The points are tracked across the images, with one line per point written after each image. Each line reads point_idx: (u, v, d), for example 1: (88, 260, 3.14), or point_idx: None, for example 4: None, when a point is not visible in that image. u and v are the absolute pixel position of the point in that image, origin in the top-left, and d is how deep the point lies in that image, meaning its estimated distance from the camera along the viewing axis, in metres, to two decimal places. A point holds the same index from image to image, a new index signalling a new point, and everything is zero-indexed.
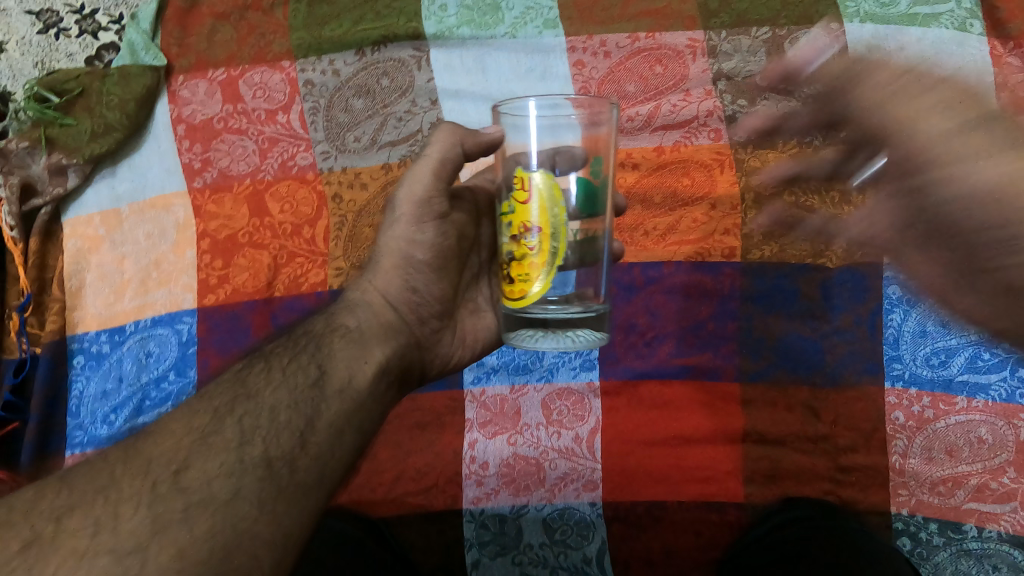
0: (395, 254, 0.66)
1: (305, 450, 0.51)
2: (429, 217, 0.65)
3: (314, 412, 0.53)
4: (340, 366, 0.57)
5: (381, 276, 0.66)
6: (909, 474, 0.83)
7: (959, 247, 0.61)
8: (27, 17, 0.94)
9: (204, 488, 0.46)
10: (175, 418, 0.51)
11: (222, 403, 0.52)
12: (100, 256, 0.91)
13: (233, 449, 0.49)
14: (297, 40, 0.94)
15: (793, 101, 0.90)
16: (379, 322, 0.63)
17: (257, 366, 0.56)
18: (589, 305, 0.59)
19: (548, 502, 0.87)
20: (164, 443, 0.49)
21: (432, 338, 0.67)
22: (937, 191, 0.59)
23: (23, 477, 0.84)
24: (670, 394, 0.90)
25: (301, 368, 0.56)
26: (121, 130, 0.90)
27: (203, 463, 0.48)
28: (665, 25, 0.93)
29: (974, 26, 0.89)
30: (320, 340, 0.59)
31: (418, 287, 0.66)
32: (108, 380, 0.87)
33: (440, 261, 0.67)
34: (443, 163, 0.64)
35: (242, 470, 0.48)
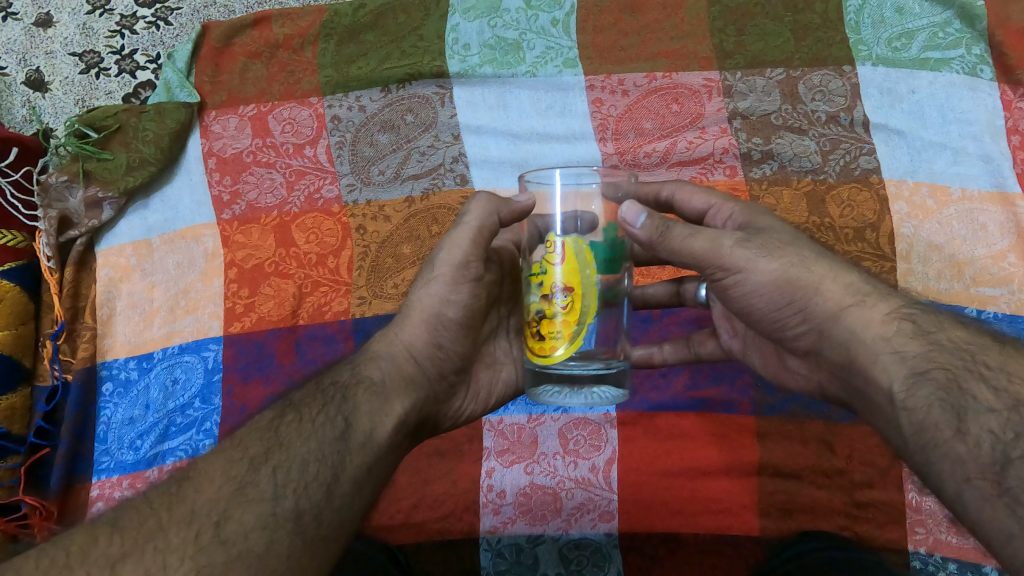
0: (425, 310, 0.67)
1: (331, 500, 0.53)
2: (466, 279, 0.67)
3: (339, 466, 0.54)
4: (364, 417, 0.58)
5: (407, 329, 0.67)
6: (925, 512, 0.84)
7: (775, 336, 0.66)
8: (71, 59, 1.01)
9: (242, 541, 0.48)
10: (213, 464, 0.52)
11: (256, 451, 0.54)
12: (131, 284, 0.94)
13: (267, 501, 0.50)
14: (326, 77, 0.98)
15: (806, 140, 0.92)
16: (402, 375, 0.63)
17: (289, 416, 0.57)
18: (611, 360, 0.60)
19: (564, 532, 0.87)
20: (204, 492, 0.50)
21: (448, 393, 0.69)
22: (732, 294, 0.64)
23: (52, 502, 0.85)
24: (685, 425, 0.91)
25: (329, 420, 0.57)
26: (155, 164, 0.94)
27: (240, 515, 0.49)
28: (681, 65, 0.96)
29: (985, 71, 0.92)
30: (346, 391, 0.60)
31: (443, 342, 0.67)
32: (135, 406, 0.88)
33: (469, 320, 0.68)
34: (481, 231, 0.66)
35: (274, 523, 0.50)
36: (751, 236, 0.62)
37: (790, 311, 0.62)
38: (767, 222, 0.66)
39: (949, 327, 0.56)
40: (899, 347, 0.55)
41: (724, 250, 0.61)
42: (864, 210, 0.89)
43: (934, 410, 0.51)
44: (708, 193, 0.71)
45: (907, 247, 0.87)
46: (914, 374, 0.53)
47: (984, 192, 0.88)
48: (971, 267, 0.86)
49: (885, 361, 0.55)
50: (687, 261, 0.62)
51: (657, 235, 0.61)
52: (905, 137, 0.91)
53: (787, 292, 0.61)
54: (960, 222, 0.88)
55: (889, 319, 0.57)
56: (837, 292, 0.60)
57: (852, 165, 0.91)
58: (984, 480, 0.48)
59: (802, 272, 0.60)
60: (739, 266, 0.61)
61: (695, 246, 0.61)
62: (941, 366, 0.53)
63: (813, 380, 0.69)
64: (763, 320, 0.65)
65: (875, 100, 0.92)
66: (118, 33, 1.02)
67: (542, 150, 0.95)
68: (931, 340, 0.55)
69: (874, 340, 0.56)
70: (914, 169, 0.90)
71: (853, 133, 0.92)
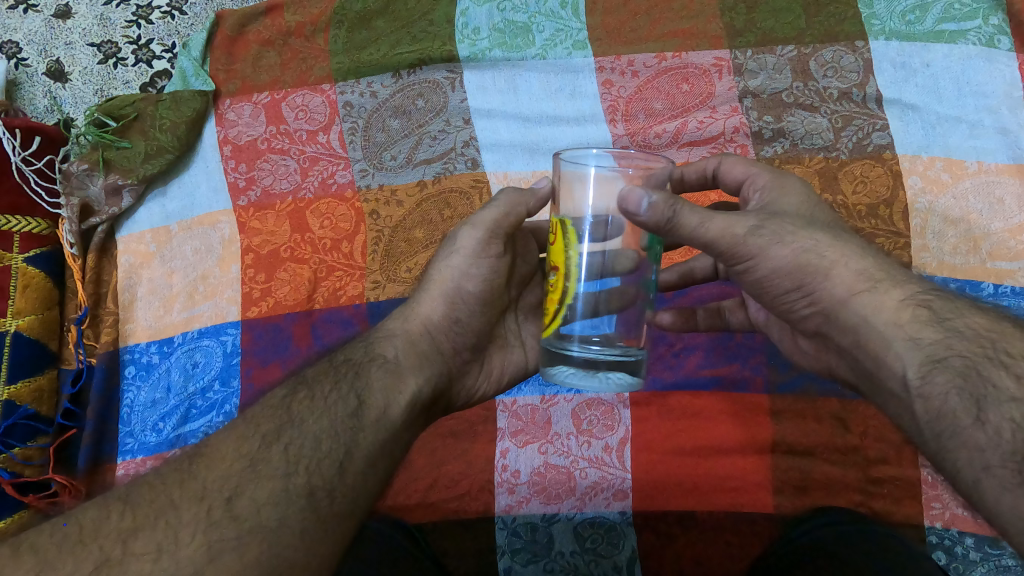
0: (444, 285, 0.68)
1: (343, 478, 0.53)
2: (488, 254, 0.68)
3: (352, 443, 0.55)
4: (377, 394, 0.59)
5: (425, 305, 0.68)
6: (941, 487, 0.84)
7: (783, 317, 0.66)
8: (90, 49, 1.03)
9: (255, 516, 0.49)
10: (225, 441, 0.54)
11: (269, 428, 0.55)
12: (151, 270, 0.96)
13: (279, 478, 0.51)
14: (337, 63, 0.99)
15: (818, 118, 0.92)
16: (416, 351, 0.64)
17: (301, 393, 0.58)
18: (628, 348, 0.60)
19: (579, 510, 0.88)
20: (215, 469, 0.51)
21: (461, 371, 0.69)
22: (744, 279, 0.63)
23: (80, 482, 0.87)
24: (698, 404, 0.91)
25: (341, 397, 0.58)
26: (173, 152, 0.96)
27: (252, 491, 0.50)
28: (691, 45, 0.96)
29: (1003, 41, 0.91)
30: (359, 369, 0.61)
31: (460, 319, 0.68)
32: (157, 389, 0.91)
33: (487, 297, 0.69)
34: (506, 215, 0.68)
35: (286, 499, 0.50)
36: (764, 225, 0.60)
37: (799, 295, 0.61)
38: (784, 206, 0.65)
39: (965, 312, 0.56)
40: (914, 334, 0.55)
41: (736, 238, 0.60)
42: (878, 186, 0.88)
43: (952, 398, 0.52)
44: (748, 164, 0.71)
45: (922, 223, 0.87)
46: (930, 361, 0.53)
47: (1001, 165, 0.87)
48: (987, 241, 0.85)
49: (900, 349, 0.55)
50: (697, 245, 0.61)
51: (666, 217, 0.57)
52: (920, 111, 0.90)
53: (797, 277, 0.60)
54: (977, 196, 0.87)
55: (903, 305, 0.56)
56: (848, 277, 0.59)
57: (865, 141, 0.90)
58: (1006, 469, 0.48)
59: (815, 257, 0.59)
60: (750, 253, 0.60)
61: (705, 234, 0.59)
62: (958, 354, 0.53)
63: (822, 361, 0.70)
64: (772, 301, 0.65)
65: (889, 75, 0.92)
66: (134, 23, 1.04)
67: (552, 133, 0.95)
68: (947, 327, 0.54)
69: (887, 327, 0.56)
70: (929, 144, 0.89)
71: (866, 109, 0.91)
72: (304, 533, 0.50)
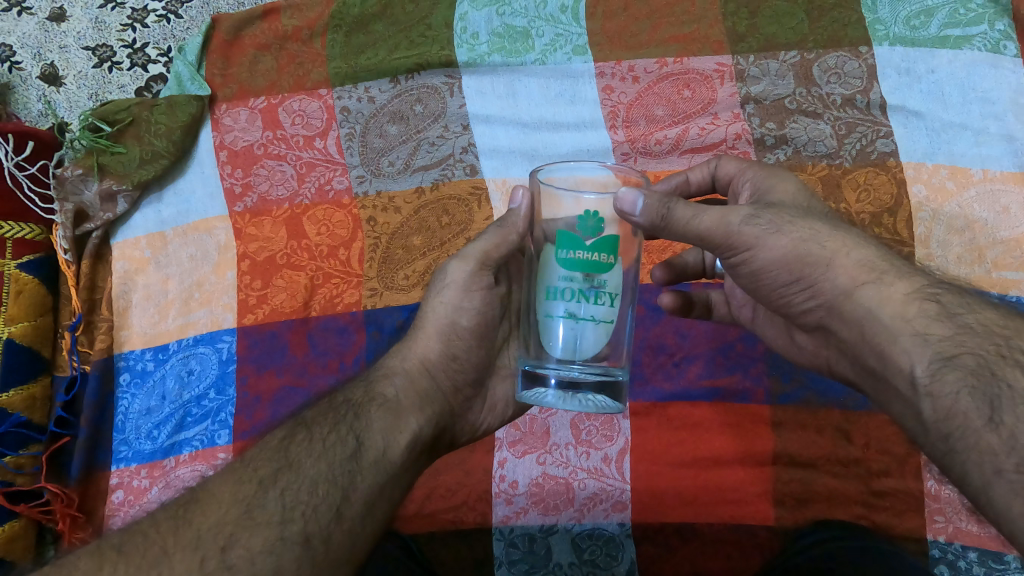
0: (439, 320, 0.67)
1: (340, 522, 0.53)
2: (477, 286, 0.67)
3: (349, 486, 0.54)
4: (377, 436, 0.58)
5: (421, 342, 0.67)
6: (944, 500, 0.83)
7: (781, 310, 0.66)
8: (84, 53, 1.02)
9: (248, 566, 0.49)
10: (222, 485, 0.53)
11: (266, 472, 0.54)
12: (146, 276, 0.95)
13: (274, 525, 0.51)
14: (335, 68, 0.98)
15: (821, 124, 0.90)
16: (416, 390, 0.63)
17: (299, 435, 0.57)
18: (608, 368, 0.58)
19: (577, 522, 0.87)
20: (211, 514, 0.51)
21: (464, 406, 0.68)
22: (741, 271, 0.63)
23: (73, 490, 0.86)
24: (698, 415, 0.90)
25: (339, 439, 0.57)
26: (168, 157, 0.95)
27: (247, 539, 0.50)
28: (692, 50, 0.95)
29: (1008, 47, 0.89)
30: (359, 409, 0.59)
31: (458, 354, 0.67)
32: (152, 397, 0.89)
33: (483, 329, 0.68)
34: (495, 245, 0.66)
35: (282, 547, 0.50)
36: (759, 213, 0.61)
37: (798, 287, 0.61)
38: (780, 197, 0.65)
39: (976, 308, 0.55)
40: (923, 330, 0.54)
41: (731, 229, 0.60)
42: (882, 193, 0.87)
43: (963, 398, 0.51)
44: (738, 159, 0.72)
45: (926, 232, 0.85)
46: (940, 359, 0.52)
47: (1006, 172, 0.86)
48: (992, 251, 0.84)
49: (906, 343, 0.54)
50: (692, 240, 0.61)
51: (661, 214, 0.58)
52: (924, 118, 0.89)
53: (796, 268, 0.60)
54: (982, 204, 0.86)
55: (911, 299, 0.55)
56: (850, 269, 0.58)
57: (869, 148, 0.89)
58: (1017, 473, 0.47)
59: (813, 247, 0.59)
60: (746, 243, 0.60)
61: (701, 226, 0.59)
62: (969, 351, 0.52)
63: (820, 357, 0.69)
64: (769, 295, 0.64)
65: (893, 81, 0.90)
66: (129, 27, 1.03)
67: (552, 139, 0.94)
68: (958, 322, 0.54)
69: (892, 321, 0.55)
70: (933, 151, 0.88)
71: (870, 116, 0.90)
72: (300, 559, 0.50)
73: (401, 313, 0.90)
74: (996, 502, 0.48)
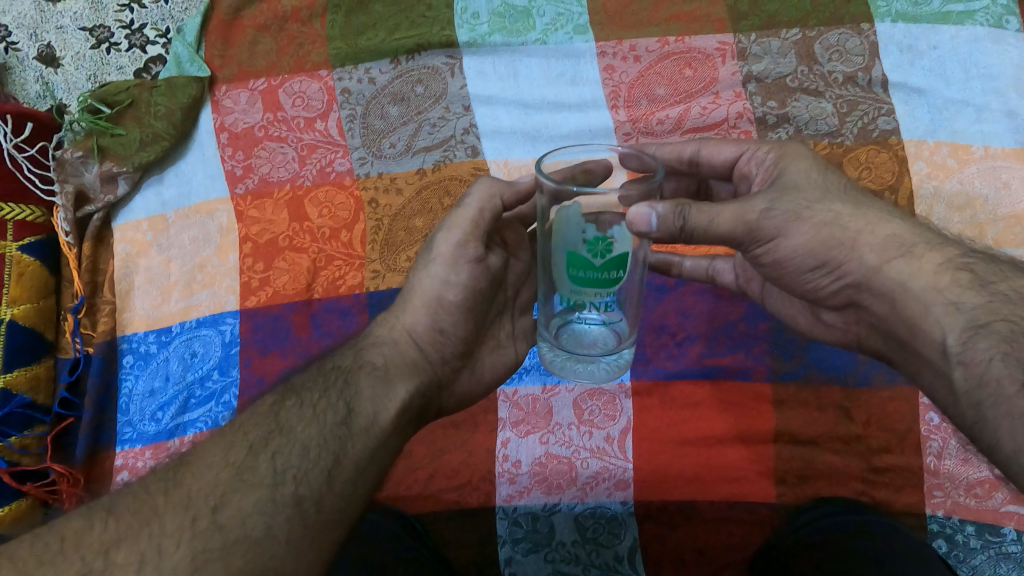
0: (426, 293, 0.67)
1: (332, 486, 0.53)
2: (465, 258, 0.67)
3: (341, 451, 0.55)
4: (366, 404, 0.58)
5: (408, 313, 0.67)
6: (944, 475, 0.83)
7: (809, 297, 0.68)
8: (81, 33, 1.01)
9: (240, 527, 0.49)
10: (213, 450, 0.53)
11: (256, 437, 0.54)
12: (148, 259, 0.95)
13: (266, 487, 0.51)
14: (335, 49, 0.98)
15: (823, 103, 0.90)
16: (404, 360, 0.64)
17: (289, 401, 0.58)
18: (620, 332, 0.65)
19: (580, 501, 0.88)
20: (202, 477, 0.51)
21: (451, 378, 0.69)
22: (765, 261, 0.65)
23: (79, 471, 0.86)
24: (700, 394, 0.91)
25: (330, 406, 0.57)
26: (168, 139, 0.94)
27: (239, 500, 0.50)
28: (693, 29, 0.94)
29: (1011, 22, 0.89)
30: (349, 376, 0.60)
31: (445, 327, 0.67)
32: (156, 378, 0.90)
33: (470, 303, 0.68)
34: (483, 214, 0.66)
35: (274, 508, 0.50)
36: (775, 203, 0.61)
37: (825, 272, 0.63)
38: (796, 178, 0.64)
39: (1011, 276, 0.57)
40: (956, 298, 0.56)
41: (751, 225, 0.61)
42: (884, 171, 0.87)
43: (996, 364, 0.51)
44: (737, 141, 0.71)
45: (927, 209, 0.85)
46: (971, 327, 0.54)
47: (1008, 149, 0.86)
48: (993, 227, 0.84)
49: (938, 313, 0.56)
50: (714, 241, 0.62)
51: (676, 224, 0.59)
52: (926, 95, 0.89)
53: (821, 252, 0.62)
54: (983, 181, 0.86)
55: (943, 269, 0.58)
56: (875, 247, 0.60)
57: (871, 126, 0.89)
58: None
59: (837, 231, 0.61)
60: (770, 236, 0.62)
61: (722, 225, 0.61)
62: (1004, 319, 0.53)
63: (850, 333, 0.70)
64: (793, 282, 0.66)
65: (895, 59, 0.90)
66: (126, 7, 1.02)
67: (553, 120, 0.94)
68: (991, 290, 0.56)
69: (925, 291, 0.57)
70: (935, 129, 0.88)
71: (871, 94, 0.90)
72: (292, 521, 0.50)
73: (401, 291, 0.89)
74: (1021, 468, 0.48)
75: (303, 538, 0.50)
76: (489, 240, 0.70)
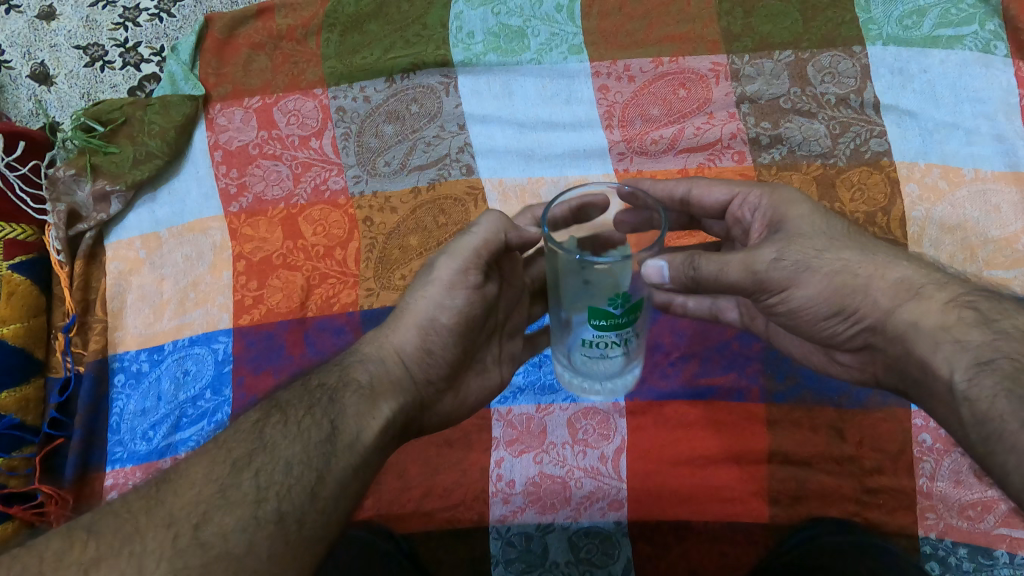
0: (419, 314, 0.67)
1: (314, 504, 0.53)
2: (463, 284, 0.67)
3: (324, 469, 0.54)
4: (350, 422, 0.58)
5: (399, 332, 0.67)
6: (936, 497, 0.84)
7: (826, 342, 0.67)
8: (76, 52, 1.02)
9: (222, 544, 0.49)
10: (196, 466, 0.53)
11: (239, 454, 0.54)
12: (140, 277, 0.94)
13: (248, 505, 0.51)
14: (330, 68, 0.98)
15: (816, 124, 0.91)
16: (389, 378, 0.63)
17: (273, 418, 0.57)
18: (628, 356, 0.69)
19: (573, 521, 0.87)
20: (183, 495, 0.51)
21: (434, 399, 0.68)
22: (777, 310, 0.65)
23: (68, 492, 0.86)
24: (693, 414, 0.91)
25: (314, 423, 0.57)
26: (162, 157, 0.94)
27: (221, 518, 0.50)
28: (687, 50, 0.95)
29: (999, 47, 0.90)
30: (334, 394, 0.59)
31: (434, 349, 0.67)
32: (148, 397, 0.89)
33: (462, 327, 0.68)
34: (485, 244, 0.67)
35: (256, 526, 0.50)
36: (783, 253, 0.62)
37: (841, 318, 0.62)
38: (800, 223, 0.64)
39: (1014, 314, 0.57)
40: (962, 336, 0.56)
41: (759, 275, 0.62)
42: (876, 193, 0.88)
43: (999, 401, 0.52)
44: (728, 183, 0.72)
45: (919, 232, 0.86)
46: (975, 364, 0.54)
47: (998, 172, 0.87)
48: (983, 249, 0.85)
49: (946, 351, 0.56)
50: (724, 289, 0.63)
51: (686, 274, 0.61)
52: (917, 118, 0.90)
53: (837, 300, 0.61)
54: (973, 204, 0.86)
55: (949, 307, 0.58)
56: (887, 290, 0.60)
57: (863, 147, 0.90)
58: None
59: (849, 278, 0.61)
60: (779, 285, 0.62)
61: (730, 275, 0.62)
62: (1006, 356, 0.54)
63: (866, 372, 0.69)
64: (811, 329, 0.66)
65: (886, 81, 0.91)
66: (121, 26, 1.03)
67: (548, 139, 0.94)
68: (996, 329, 0.56)
69: (934, 330, 0.57)
70: (926, 151, 0.89)
71: (863, 116, 0.91)
72: (273, 538, 0.51)
73: None
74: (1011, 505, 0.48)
75: (276, 565, 0.50)
76: (491, 266, 0.69)
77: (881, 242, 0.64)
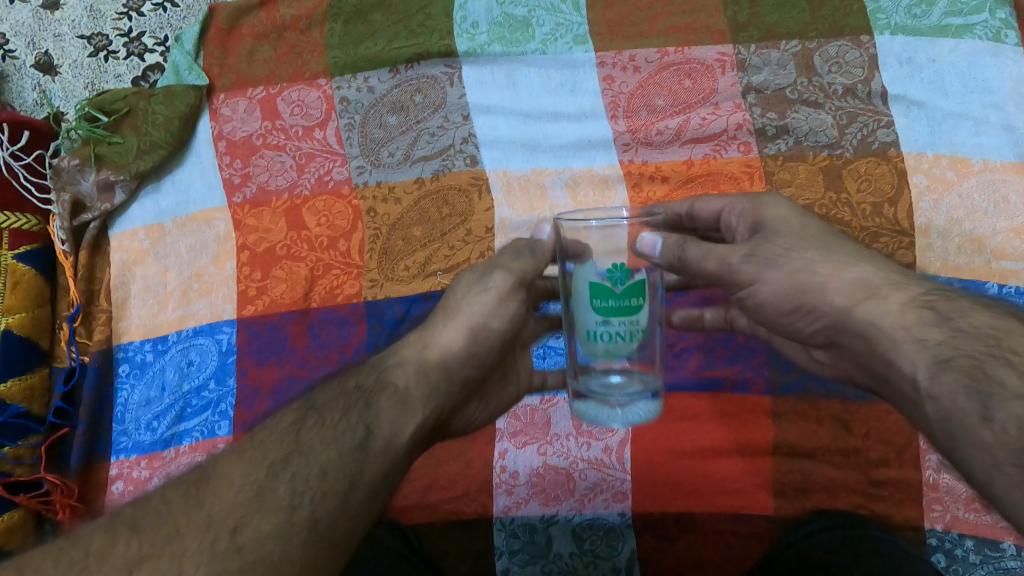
0: (470, 317, 0.67)
1: (346, 511, 0.53)
2: (514, 293, 0.68)
3: (357, 475, 0.54)
4: (386, 425, 0.57)
5: (442, 333, 0.66)
6: (943, 490, 0.83)
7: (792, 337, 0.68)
8: (79, 42, 1.01)
9: (257, 549, 0.48)
10: (232, 466, 0.53)
11: (276, 456, 0.54)
12: (145, 267, 0.94)
13: (284, 510, 0.50)
14: (334, 58, 0.97)
15: (823, 114, 0.91)
16: (427, 382, 0.62)
17: (311, 420, 0.57)
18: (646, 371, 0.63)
19: (577, 512, 0.87)
20: (221, 495, 0.51)
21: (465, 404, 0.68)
22: (750, 305, 0.66)
23: (73, 481, 0.86)
24: (697, 406, 0.90)
25: (350, 426, 0.56)
26: (166, 147, 0.94)
27: (258, 522, 0.49)
28: (693, 39, 0.94)
29: (1009, 36, 0.89)
30: (370, 397, 0.59)
31: (478, 353, 0.66)
32: (151, 388, 0.89)
33: (508, 335, 0.68)
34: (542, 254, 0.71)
35: (289, 531, 0.50)
36: (756, 250, 0.64)
37: (801, 315, 0.63)
38: (777, 224, 0.66)
39: (976, 313, 0.55)
40: (920, 335, 0.55)
41: (732, 266, 0.64)
42: (883, 184, 0.88)
43: (960, 399, 0.51)
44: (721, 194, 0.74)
45: (926, 222, 0.86)
46: (936, 362, 0.53)
47: (1007, 162, 0.86)
48: (991, 241, 0.85)
49: (907, 350, 0.55)
50: (702, 277, 0.66)
51: (678, 255, 0.64)
52: (925, 108, 0.89)
53: (795, 297, 0.62)
54: (982, 194, 0.86)
55: (908, 307, 0.57)
56: (844, 290, 0.60)
57: (870, 138, 0.89)
58: (1012, 467, 0.47)
59: (809, 276, 0.61)
60: (749, 280, 0.64)
61: (709, 267, 0.64)
62: (965, 354, 0.53)
63: (838, 369, 0.69)
64: (776, 324, 0.67)
65: (894, 71, 0.90)
66: (125, 15, 1.02)
67: (552, 130, 0.94)
68: (953, 327, 0.54)
69: (892, 328, 0.57)
70: (934, 141, 0.88)
71: (871, 106, 0.90)
72: (307, 544, 0.50)
73: (401, 303, 0.90)
74: (999, 496, 0.48)
75: (318, 558, 0.50)
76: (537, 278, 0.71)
77: (848, 242, 0.65)
